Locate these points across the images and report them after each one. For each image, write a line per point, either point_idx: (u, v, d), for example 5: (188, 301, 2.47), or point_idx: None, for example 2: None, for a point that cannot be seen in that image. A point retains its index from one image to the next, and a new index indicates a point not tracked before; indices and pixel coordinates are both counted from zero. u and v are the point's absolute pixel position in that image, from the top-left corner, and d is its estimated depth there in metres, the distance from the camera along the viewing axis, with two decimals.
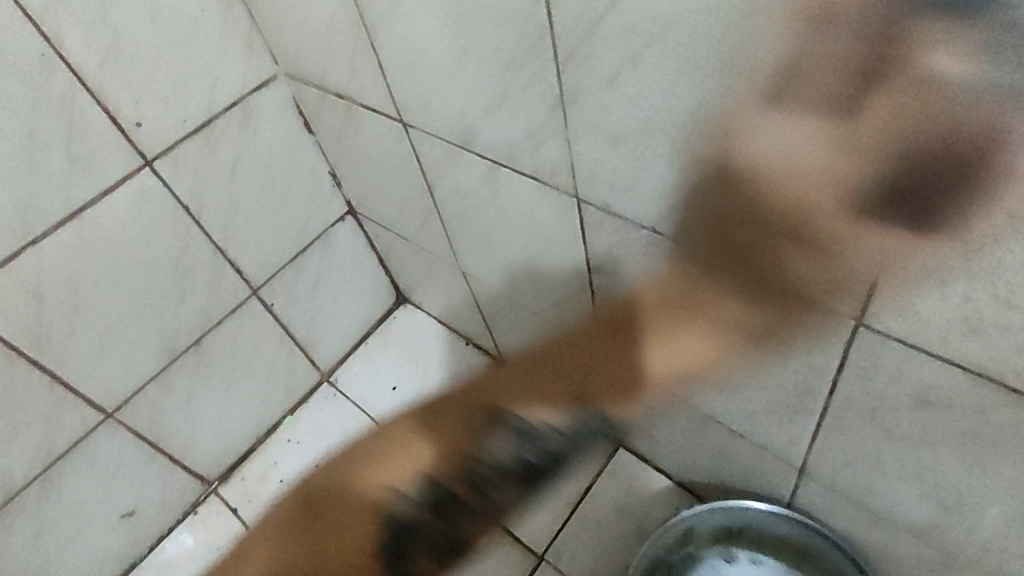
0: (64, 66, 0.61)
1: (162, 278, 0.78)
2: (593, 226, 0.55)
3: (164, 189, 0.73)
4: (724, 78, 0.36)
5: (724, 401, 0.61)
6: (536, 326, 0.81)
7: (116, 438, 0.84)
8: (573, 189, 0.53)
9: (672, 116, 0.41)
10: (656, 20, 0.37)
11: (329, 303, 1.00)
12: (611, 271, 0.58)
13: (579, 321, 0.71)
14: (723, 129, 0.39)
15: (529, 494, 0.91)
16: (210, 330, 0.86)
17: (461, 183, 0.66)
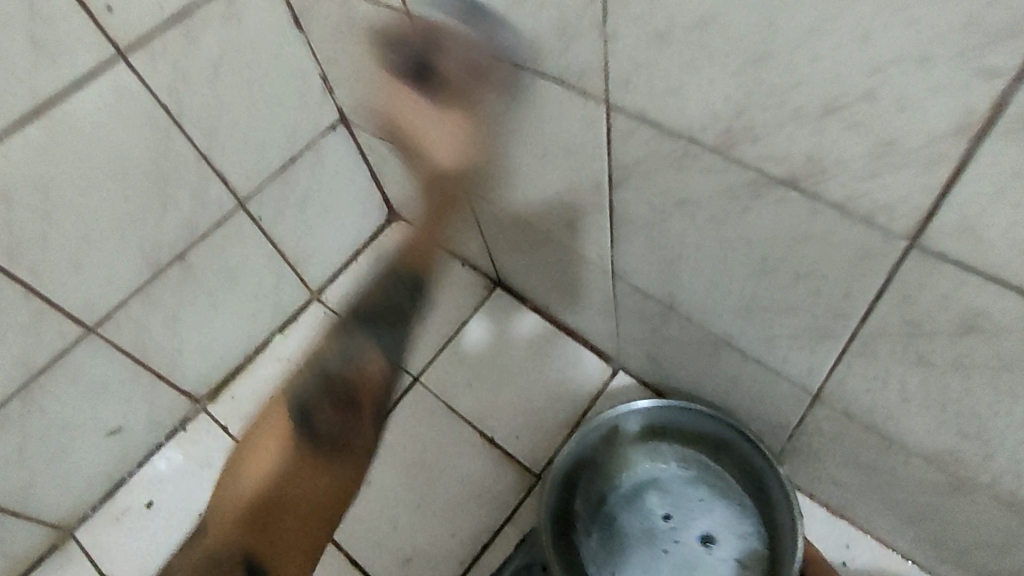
0: None
1: (142, 186, 0.73)
2: (622, 137, 0.51)
3: (141, 85, 0.67)
4: None
5: (743, 326, 0.59)
6: (544, 245, 0.77)
7: (99, 353, 0.80)
8: (603, 94, 0.49)
9: (736, 7, 0.36)
10: None
11: (320, 217, 0.94)
12: (636, 188, 0.55)
13: (591, 242, 0.68)
14: (788, 22, 0.35)
15: (527, 417, 0.90)
16: (195, 243, 0.82)
17: (472, 87, 0.60)
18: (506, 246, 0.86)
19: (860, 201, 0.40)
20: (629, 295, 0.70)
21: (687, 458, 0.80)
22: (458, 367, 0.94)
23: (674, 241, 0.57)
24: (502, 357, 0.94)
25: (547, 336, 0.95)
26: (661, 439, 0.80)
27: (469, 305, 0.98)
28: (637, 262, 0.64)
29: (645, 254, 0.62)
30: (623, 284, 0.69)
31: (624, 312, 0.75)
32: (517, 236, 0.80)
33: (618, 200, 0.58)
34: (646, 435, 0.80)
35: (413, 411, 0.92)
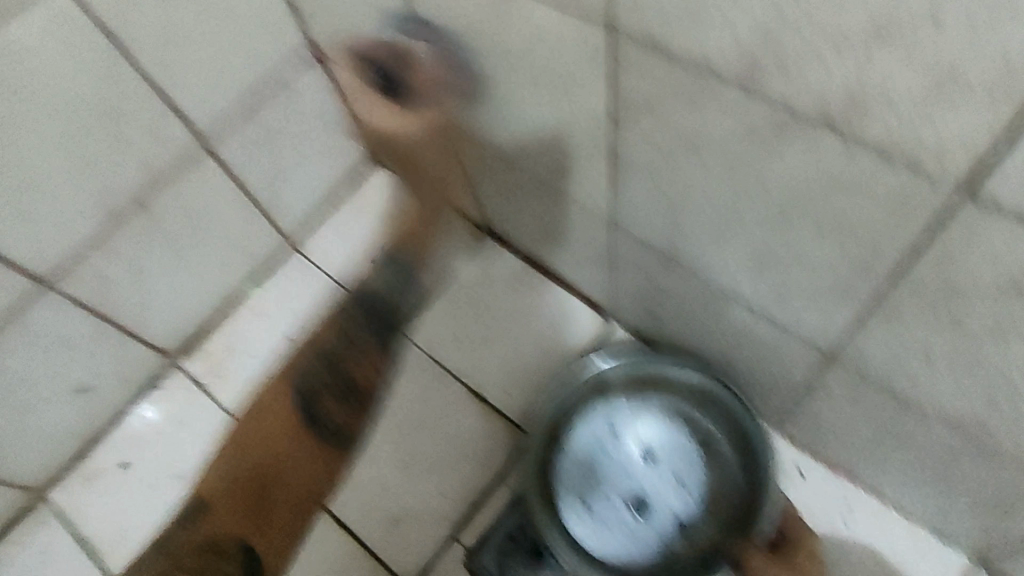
0: None
1: (91, 125, 0.65)
2: (628, 67, 0.45)
3: (82, 11, 0.59)
4: None
5: (753, 278, 0.54)
6: (537, 191, 0.71)
7: (58, 310, 0.74)
8: (607, 17, 0.42)
9: None
10: None
11: (293, 159, 0.87)
12: (640, 125, 0.49)
13: (586, 186, 0.62)
14: None
15: (517, 370, 0.86)
16: (156, 189, 0.75)
17: (456, 14, 0.53)
18: (493, 190, 0.80)
19: (905, 143, 0.35)
20: (627, 245, 0.65)
21: (672, 414, 0.74)
22: (443, 321, 0.90)
23: (682, 188, 0.51)
24: (490, 310, 0.90)
25: (538, 287, 0.90)
26: (649, 393, 0.74)
27: (455, 254, 0.93)
28: (638, 210, 0.59)
29: (647, 202, 0.56)
30: (621, 233, 0.64)
31: (621, 263, 0.70)
32: (507, 181, 0.74)
33: (619, 140, 0.53)
34: (631, 386, 0.74)
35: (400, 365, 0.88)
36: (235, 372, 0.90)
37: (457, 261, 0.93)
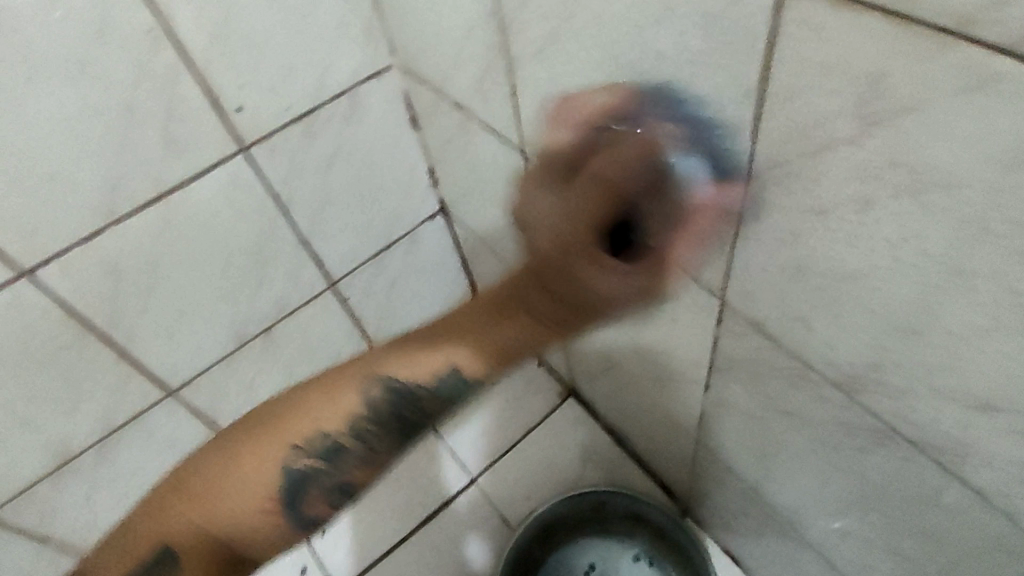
0: (172, 44, 0.56)
1: (242, 265, 0.74)
2: (731, 333, 0.48)
3: (258, 176, 0.68)
4: (997, 277, 0.28)
5: (844, 535, 0.54)
6: (630, 382, 0.73)
7: (176, 412, 0.82)
8: (721, 292, 0.46)
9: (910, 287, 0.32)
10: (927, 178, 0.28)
11: (402, 300, 0.93)
12: (734, 375, 0.51)
13: (677, 397, 0.64)
14: (930, 309, 0.32)
15: (546, 546, 0.80)
16: (282, 319, 0.83)
17: None
18: (585, 366, 0.84)
19: (1013, 496, 0.36)
20: (712, 461, 0.66)
21: (641, 553, 0.79)
22: (517, 476, 0.90)
23: (776, 439, 0.52)
24: (566, 476, 0.89)
25: (617, 461, 0.89)
26: (629, 534, 0.80)
27: (537, 410, 0.94)
28: (730, 440, 0.59)
29: (740, 433, 0.57)
30: (709, 449, 0.65)
31: (705, 474, 0.70)
32: (600, 361, 0.78)
33: (716, 381, 0.54)
34: (625, 520, 0.80)
35: (467, 513, 0.89)
36: None
37: (539, 418, 0.94)
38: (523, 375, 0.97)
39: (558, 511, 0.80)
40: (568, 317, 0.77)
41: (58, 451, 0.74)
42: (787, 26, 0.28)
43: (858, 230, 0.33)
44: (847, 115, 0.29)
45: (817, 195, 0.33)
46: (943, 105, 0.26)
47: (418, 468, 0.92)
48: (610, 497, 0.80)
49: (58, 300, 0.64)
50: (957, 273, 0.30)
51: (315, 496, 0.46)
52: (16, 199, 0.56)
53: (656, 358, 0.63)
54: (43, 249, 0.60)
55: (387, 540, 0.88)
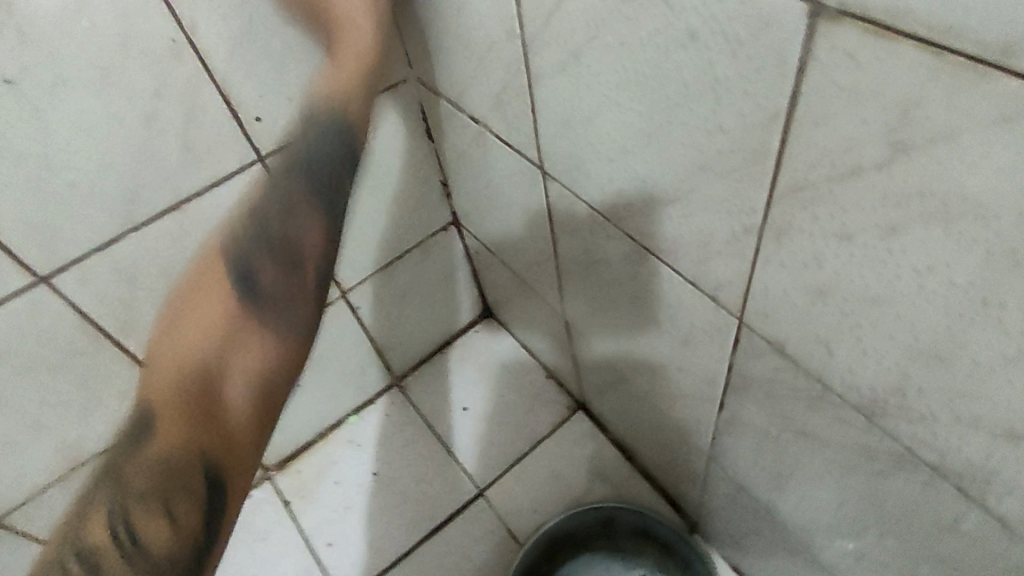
0: (193, 54, 0.56)
1: None
2: (749, 354, 0.47)
3: None
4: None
5: (858, 559, 0.53)
6: (640, 398, 0.73)
7: None
8: (740, 313, 0.45)
9: (937, 314, 0.32)
10: (959, 208, 0.28)
11: (412, 310, 0.93)
12: (749, 395, 0.51)
13: (690, 414, 0.64)
14: (957, 338, 0.32)
15: (554, 561, 0.81)
16: None
17: (591, 249, 0.60)
18: (595, 380, 0.83)
19: None
20: (724, 479, 0.65)
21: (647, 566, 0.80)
22: (525, 490, 0.90)
23: (791, 460, 0.52)
24: (574, 490, 0.89)
25: (626, 476, 0.89)
26: (636, 547, 0.80)
27: (545, 423, 0.94)
28: (743, 459, 0.59)
29: (755, 451, 0.57)
30: (720, 467, 0.65)
31: (717, 492, 0.69)
32: (611, 376, 0.77)
33: (732, 400, 0.54)
34: (632, 536, 0.80)
35: (473, 526, 0.88)
36: (321, 499, 0.92)
37: (547, 431, 0.93)
38: (531, 387, 0.97)
39: (566, 529, 0.79)
40: (580, 331, 0.77)
41: (68, 456, 0.74)
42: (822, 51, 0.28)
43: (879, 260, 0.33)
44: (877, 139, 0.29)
45: (841, 220, 0.33)
46: (973, 134, 0.26)
47: (425, 479, 0.92)
48: (619, 514, 0.79)
49: (74, 306, 0.64)
50: (986, 303, 0.30)
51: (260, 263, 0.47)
52: (35, 205, 0.56)
53: (668, 375, 0.62)
54: (60, 255, 0.60)
55: (394, 551, 0.88)
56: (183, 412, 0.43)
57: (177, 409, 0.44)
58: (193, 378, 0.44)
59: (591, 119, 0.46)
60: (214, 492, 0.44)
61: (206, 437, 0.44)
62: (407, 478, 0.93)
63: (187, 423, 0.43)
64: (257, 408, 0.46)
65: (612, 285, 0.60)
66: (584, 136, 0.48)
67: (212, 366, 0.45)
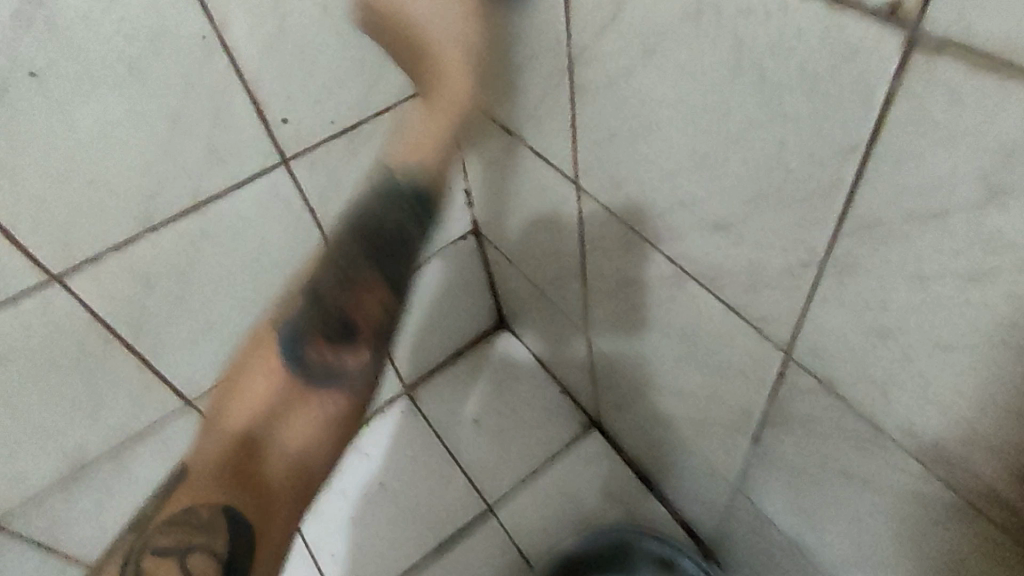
0: (223, 54, 0.54)
1: (273, 279, 0.72)
2: (792, 389, 0.46)
3: (296, 188, 0.66)
4: None
5: None
6: (661, 420, 0.71)
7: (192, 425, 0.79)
8: (787, 347, 0.44)
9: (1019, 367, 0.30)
10: None
11: (427, 321, 0.91)
12: (787, 429, 0.49)
13: (715, 442, 0.62)
14: None
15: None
16: None
17: (623, 269, 0.58)
18: (614, 399, 0.81)
19: None
20: (747, 509, 0.64)
21: None
22: (536, 508, 0.88)
23: (827, 498, 0.50)
24: (587, 511, 0.87)
25: (639, 498, 0.87)
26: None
27: (559, 439, 0.92)
28: (772, 491, 0.57)
29: (789, 487, 0.55)
30: (744, 497, 0.63)
31: (738, 521, 0.68)
32: (629, 396, 0.76)
33: (767, 432, 0.52)
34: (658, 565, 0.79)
35: (482, 544, 0.87)
36: (325, 509, 0.90)
37: (560, 449, 0.91)
38: (545, 402, 0.95)
39: (588, 543, 0.80)
40: (601, 350, 0.75)
41: (72, 459, 0.72)
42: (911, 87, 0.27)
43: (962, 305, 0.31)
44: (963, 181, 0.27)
45: (917, 262, 0.31)
46: None
47: (434, 494, 0.90)
48: (646, 541, 0.79)
49: (87, 306, 0.62)
50: None
51: (305, 353, 0.56)
52: (53, 202, 0.55)
53: (696, 401, 0.61)
54: (77, 254, 0.58)
55: (399, 568, 0.86)
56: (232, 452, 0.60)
57: (226, 482, 0.60)
58: (241, 450, 0.59)
59: (637, 142, 0.45)
60: (231, 514, 0.60)
61: (233, 464, 0.60)
62: (415, 493, 0.90)
63: (222, 491, 0.60)
64: (292, 481, 0.62)
65: (643, 307, 0.59)
66: (629, 152, 0.46)
67: (260, 428, 0.59)
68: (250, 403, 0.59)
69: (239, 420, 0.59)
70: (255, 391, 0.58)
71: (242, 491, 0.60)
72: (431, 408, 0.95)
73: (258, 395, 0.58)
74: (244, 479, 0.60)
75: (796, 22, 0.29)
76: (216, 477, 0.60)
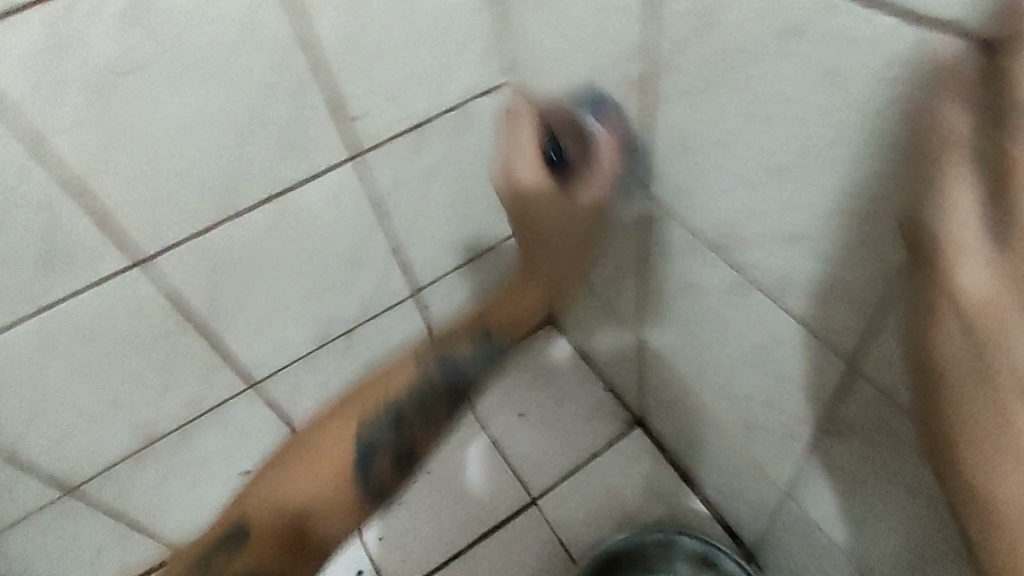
0: (309, 51, 0.57)
1: (338, 270, 0.75)
2: (854, 397, 0.47)
3: (365, 182, 0.69)
4: None
5: None
6: (708, 421, 0.73)
7: (254, 405, 0.83)
8: (853, 355, 0.45)
9: None
10: None
11: (478, 313, 0.94)
12: (846, 435, 0.50)
13: (765, 445, 0.63)
14: None
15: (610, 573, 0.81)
16: (364, 323, 0.82)
17: (684, 271, 0.59)
18: (659, 398, 0.83)
19: None
20: (793, 512, 0.65)
21: None
22: (578, 501, 0.90)
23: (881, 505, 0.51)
24: (628, 506, 0.88)
25: (680, 497, 0.88)
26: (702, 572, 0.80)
27: (603, 434, 0.94)
28: (822, 495, 0.58)
29: (840, 492, 0.56)
30: (792, 501, 0.64)
31: (783, 525, 0.69)
32: (676, 396, 0.77)
33: (823, 437, 0.53)
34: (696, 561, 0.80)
35: (525, 533, 0.89)
36: None
37: (603, 443, 0.93)
38: (590, 397, 0.97)
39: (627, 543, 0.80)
40: (651, 349, 0.76)
41: (143, 432, 0.76)
42: (938, 114, 0.29)
43: (992, 287, 0.25)
44: (982, 134, 0.25)
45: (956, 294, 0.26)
46: None
47: (478, 481, 0.92)
48: (684, 541, 0.79)
49: (166, 289, 0.65)
50: None
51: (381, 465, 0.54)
52: (145, 189, 0.57)
53: (748, 404, 0.62)
54: (161, 238, 0.61)
55: (443, 551, 0.89)
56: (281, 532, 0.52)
57: (275, 543, 0.52)
58: (292, 517, 0.52)
59: (715, 148, 0.46)
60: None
61: (287, 536, 0.52)
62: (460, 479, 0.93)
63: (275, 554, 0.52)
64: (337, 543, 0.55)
65: (701, 310, 0.60)
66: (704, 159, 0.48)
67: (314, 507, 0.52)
68: (306, 481, 0.52)
69: (291, 493, 0.52)
70: (316, 468, 0.52)
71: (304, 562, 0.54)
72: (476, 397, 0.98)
73: (319, 471, 0.52)
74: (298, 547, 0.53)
75: (906, 39, 0.31)
76: (261, 540, 0.52)
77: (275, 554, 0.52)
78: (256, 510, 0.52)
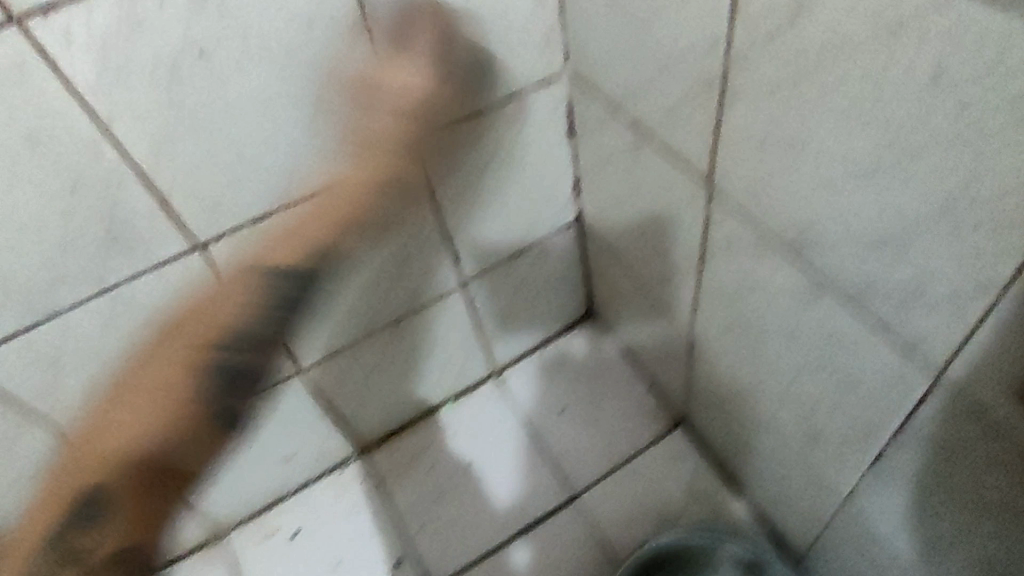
0: (373, 36, 0.56)
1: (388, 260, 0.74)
2: (939, 407, 0.45)
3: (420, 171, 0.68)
4: None
5: None
6: (761, 426, 0.71)
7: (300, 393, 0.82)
8: (941, 364, 0.43)
9: None
10: None
11: (522, 306, 0.93)
12: (924, 446, 0.49)
13: (824, 453, 0.61)
14: None
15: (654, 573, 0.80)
16: (411, 313, 0.82)
17: (748, 272, 0.57)
18: (707, 399, 0.81)
19: None
20: (849, 520, 0.63)
21: None
22: (622, 499, 0.88)
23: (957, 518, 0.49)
24: (670, 507, 0.87)
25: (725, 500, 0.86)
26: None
27: (646, 433, 0.93)
28: (886, 506, 0.56)
29: (907, 504, 0.54)
30: (849, 510, 0.62)
31: (838, 533, 0.67)
32: (727, 397, 0.75)
33: (894, 448, 0.51)
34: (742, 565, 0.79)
35: (568, 530, 0.87)
36: (413, 481, 0.93)
37: (647, 442, 0.92)
38: (632, 395, 0.96)
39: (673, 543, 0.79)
40: (702, 350, 0.75)
41: None
42: None
43: None
44: None
45: None
46: None
47: (520, 475, 0.92)
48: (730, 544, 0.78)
49: None
50: None
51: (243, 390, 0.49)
52: (207, 172, 0.57)
53: (809, 411, 0.60)
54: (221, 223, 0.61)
55: (485, 544, 0.88)
56: (122, 474, 0.46)
57: (108, 487, 0.45)
58: (140, 462, 0.46)
59: (797, 146, 0.44)
60: (142, 553, 0.47)
61: (133, 477, 0.46)
62: (501, 472, 0.93)
63: (131, 497, 0.46)
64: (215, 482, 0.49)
65: (765, 313, 0.58)
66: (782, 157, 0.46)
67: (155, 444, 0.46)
68: (126, 425, 0.47)
69: (127, 439, 0.46)
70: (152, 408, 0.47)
71: (157, 498, 0.47)
72: (517, 391, 0.98)
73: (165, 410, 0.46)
74: (158, 476, 0.47)
75: None
76: (110, 483, 0.45)
77: (131, 510, 0.46)
78: (75, 465, 0.46)
